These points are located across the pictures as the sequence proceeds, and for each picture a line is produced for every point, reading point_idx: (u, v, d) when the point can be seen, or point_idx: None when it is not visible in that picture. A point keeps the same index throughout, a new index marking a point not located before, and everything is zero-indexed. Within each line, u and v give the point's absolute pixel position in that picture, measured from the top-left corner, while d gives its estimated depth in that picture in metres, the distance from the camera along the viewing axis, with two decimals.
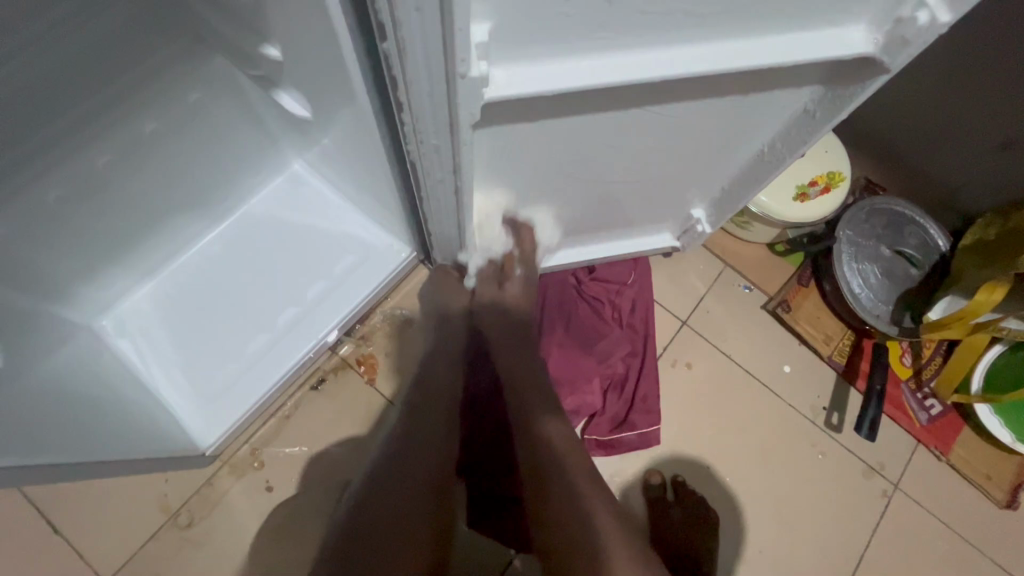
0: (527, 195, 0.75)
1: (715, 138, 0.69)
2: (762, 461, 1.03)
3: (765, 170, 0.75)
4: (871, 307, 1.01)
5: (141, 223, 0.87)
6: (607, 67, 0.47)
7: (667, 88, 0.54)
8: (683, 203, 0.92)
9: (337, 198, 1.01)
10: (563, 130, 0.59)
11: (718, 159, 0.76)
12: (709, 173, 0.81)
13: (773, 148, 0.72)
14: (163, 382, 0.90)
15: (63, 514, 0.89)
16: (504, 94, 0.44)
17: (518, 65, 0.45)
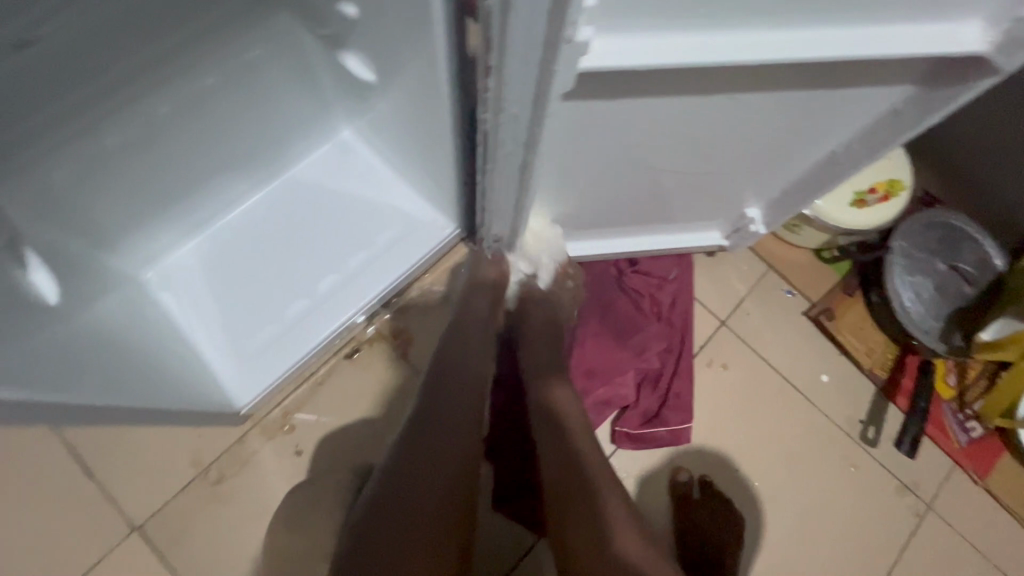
0: (588, 179, 0.73)
1: (790, 133, 0.67)
2: (793, 469, 1.01)
3: (837, 171, 0.73)
4: (920, 322, 0.99)
5: (192, 177, 0.87)
6: (710, 46, 0.45)
7: (760, 73, 0.53)
8: (739, 201, 0.89)
9: (383, 169, 1.00)
10: (643, 111, 0.57)
11: (787, 156, 0.74)
12: (774, 172, 0.78)
13: (849, 149, 0.69)
14: (201, 339, 0.90)
15: (96, 460, 0.91)
16: (604, 64, 0.43)
17: (619, 36, 0.43)
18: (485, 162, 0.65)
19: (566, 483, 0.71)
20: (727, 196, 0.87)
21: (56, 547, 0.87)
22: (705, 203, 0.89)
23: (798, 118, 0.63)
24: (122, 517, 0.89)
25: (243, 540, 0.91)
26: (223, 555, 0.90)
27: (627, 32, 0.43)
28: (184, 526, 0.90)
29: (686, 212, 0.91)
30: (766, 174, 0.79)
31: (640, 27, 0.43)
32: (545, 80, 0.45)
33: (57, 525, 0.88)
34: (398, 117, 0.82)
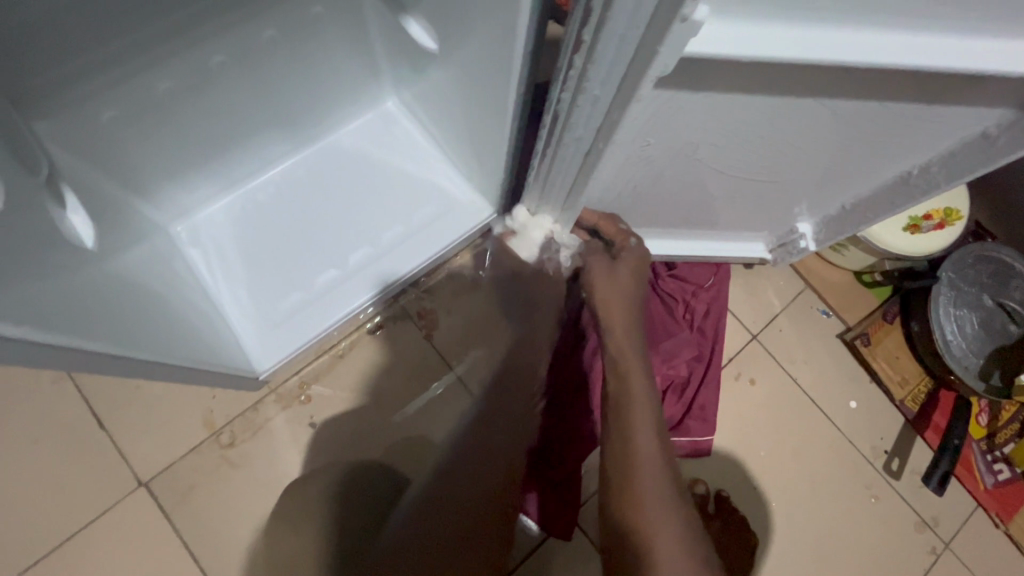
0: (647, 175, 0.71)
1: (866, 147, 0.64)
2: (812, 493, 0.99)
3: (908, 191, 0.70)
4: (960, 357, 0.95)
5: (234, 131, 0.85)
6: (821, 44, 0.42)
7: (858, 78, 0.50)
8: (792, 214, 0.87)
9: (425, 144, 0.97)
10: (726, 107, 0.54)
11: (855, 172, 0.71)
12: (837, 187, 0.75)
13: (927, 170, 0.66)
14: (227, 298, 0.88)
15: (109, 411, 0.89)
16: (713, 50, 0.40)
17: (729, 23, 0.41)
18: (548, 144, 0.63)
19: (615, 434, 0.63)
20: (780, 208, 0.84)
21: (61, 493, 0.86)
22: (756, 213, 0.86)
23: (879, 132, 0.60)
24: (131, 470, 0.88)
25: (249, 508, 0.89)
26: (227, 521, 0.88)
27: (739, 20, 0.41)
28: (191, 487, 0.88)
29: (735, 219, 0.89)
30: (827, 189, 0.76)
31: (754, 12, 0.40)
32: (642, 60, 0.42)
33: (65, 471, 0.86)
34: (454, 91, 0.80)
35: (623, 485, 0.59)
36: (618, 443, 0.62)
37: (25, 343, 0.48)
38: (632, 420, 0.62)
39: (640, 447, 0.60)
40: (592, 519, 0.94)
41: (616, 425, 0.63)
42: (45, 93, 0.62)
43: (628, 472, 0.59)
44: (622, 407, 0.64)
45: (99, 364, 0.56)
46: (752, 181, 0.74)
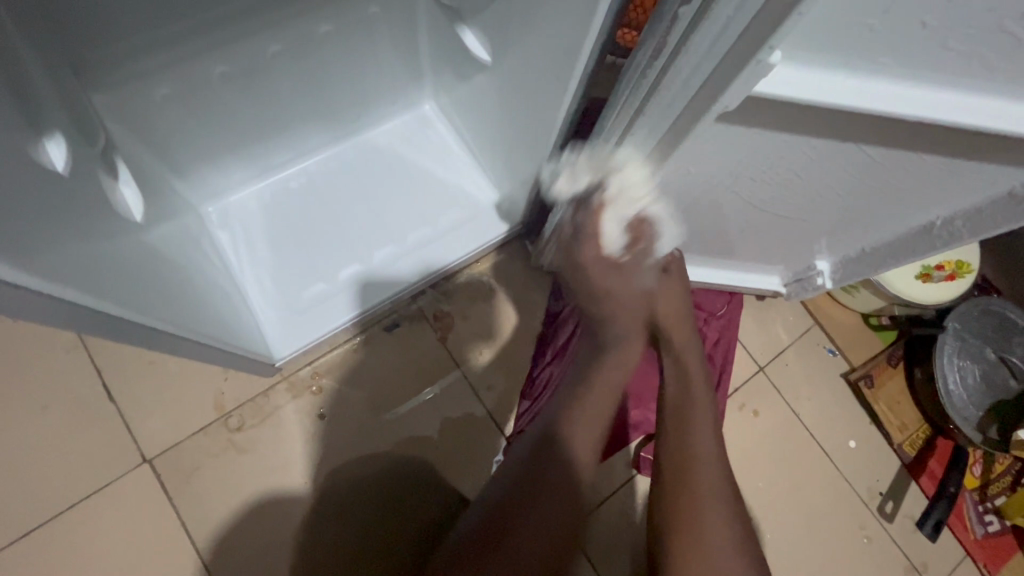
0: (680, 200, 0.73)
1: (895, 194, 0.66)
2: (806, 528, 1.00)
3: (931, 241, 0.71)
4: (962, 407, 0.97)
5: (280, 119, 0.86)
6: (877, 96, 0.45)
7: (904, 128, 0.52)
8: (812, 251, 0.88)
9: (460, 150, 0.99)
10: (770, 143, 0.57)
11: (880, 217, 0.73)
12: (859, 230, 0.77)
13: (950, 223, 0.67)
14: (251, 283, 0.89)
15: (123, 383, 0.90)
16: (777, 92, 0.44)
17: (791, 68, 0.45)
18: None
19: (672, 425, 0.66)
20: (802, 245, 0.86)
21: (67, 461, 0.86)
22: (776, 247, 0.88)
23: (912, 182, 0.63)
24: (138, 445, 0.88)
25: (252, 495, 0.88)
26: (228, 506, 0.87)
27: (801, 65, 0.45)
28: (195, 469, 0.88)
29: (755, 252, 0.91)
30: (850, 231, 0.78)
31: (823, 52, 0.44)
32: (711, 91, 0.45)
33: (74, 439, 0.87)
34: (498, 101, 0.83)
35: (677, 474, 0.62)
36: (673, 441, 0.65)
37: (74, 306, 0.48)
38: (689, 418, 0.66)
39: (698, 446, 0.64)
40: (590, 538, 0.93)
41: (674, 422, 0.66)
42: (113, 63, 0.64)
43: (685, 467, 0.62)
44: (681, 409, 0.67)
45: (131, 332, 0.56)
46: (779, 216, 0.76)
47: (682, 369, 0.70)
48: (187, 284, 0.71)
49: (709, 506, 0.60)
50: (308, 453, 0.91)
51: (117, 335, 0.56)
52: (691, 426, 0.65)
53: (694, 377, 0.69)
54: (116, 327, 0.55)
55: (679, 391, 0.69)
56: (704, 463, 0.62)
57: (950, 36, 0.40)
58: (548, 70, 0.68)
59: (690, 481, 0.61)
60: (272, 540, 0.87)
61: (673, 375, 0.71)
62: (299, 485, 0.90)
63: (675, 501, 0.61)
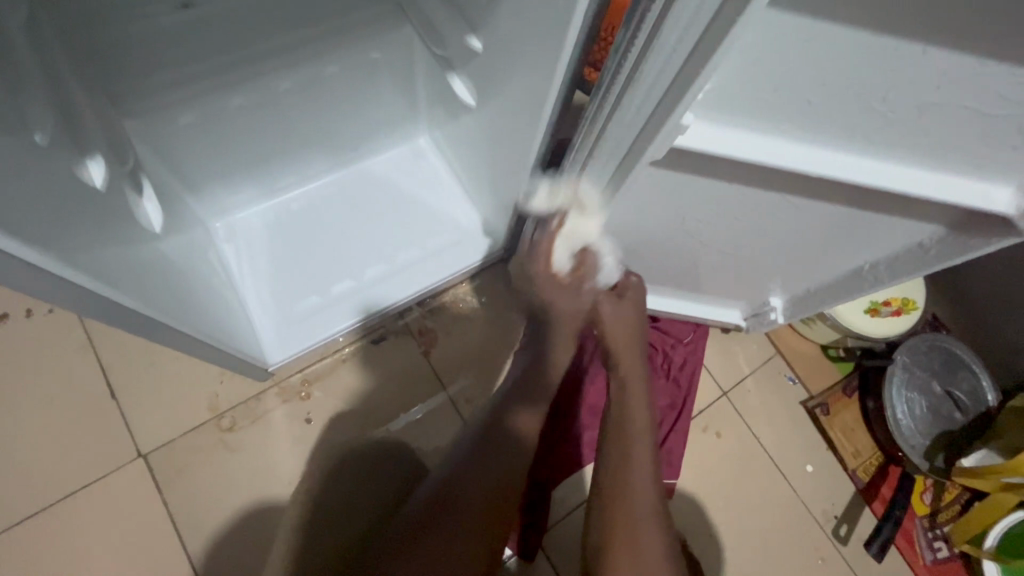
0: (641, 234, 0.82)
1: (825, 240, 0.74)
2: (763, 548, 1.05)
3: (859, 284, 0.80)
4: (909, 436, 1.04)
5: (287, 147, 0.96)
6: (786, 153, 0.54)
7: (817, 181, 0.61)
8: (765, 289, 0.96)
9: (450, 180, 1.09)
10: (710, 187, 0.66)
11: (818, 261, 0.81)
12: (801, 270, 0.86)
13: (876, 268, 0.76)
14: (250, 293, 0.97)
15: (125, 383, 0.97)
16: (694, 144, 0.52)
17: (709, 125, 0.53)
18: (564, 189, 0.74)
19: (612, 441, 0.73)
20: (754, 282, 0.95)
21: (68, 451, 0.92)
22: (732, 283, 0.96)
23: (837, 226, 0.71)
24: (134, 440, 0.94)
25: (239, 492, 0.94)
26: (213, 502, 0.93)
27: (717, 121, 0.53)
28: (185, 465, 0.94)
29: (713, 287, 0.99)
30: (796, 270, 0.86)
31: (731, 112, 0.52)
32: (647, 139, 0.55)
33: (77, 431, 0.93)
34: (483, 140, 0.93)
35: (612, 490, 0.68)
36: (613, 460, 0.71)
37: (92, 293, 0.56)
38: (629, 438, 0.72)
39: (635, 463, 0.70)
40: (556, 548, 0.98)
41: (616, 442, 0.72)
42: (141, 94, 0.73)
43: (620, 482, 0.68)
44: (623, 430, 0.73)
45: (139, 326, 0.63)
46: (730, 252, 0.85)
47: (625, 390, 0.77)
48: (191, 286, 0.79)
49: (641, 510, 0.66)
50: (293, 454, 0.97)
51: (125, 324, 0.63)
52: (631, 444, 0.72)
53: (632, 399, 0.76)
54: (129, 320, 0.63)
55: (621, 414, 0.75)
56: (638, 480, 0.68)
57: (835, 109, 0.49)
58: (523, 118, 0.78)
59: (625, 495, 0.67)
60: (254, 535, 0.92)
61: (616, 400, 0.77)
62: (281, 486, 0.95)
63: (612, 515, 0.66)
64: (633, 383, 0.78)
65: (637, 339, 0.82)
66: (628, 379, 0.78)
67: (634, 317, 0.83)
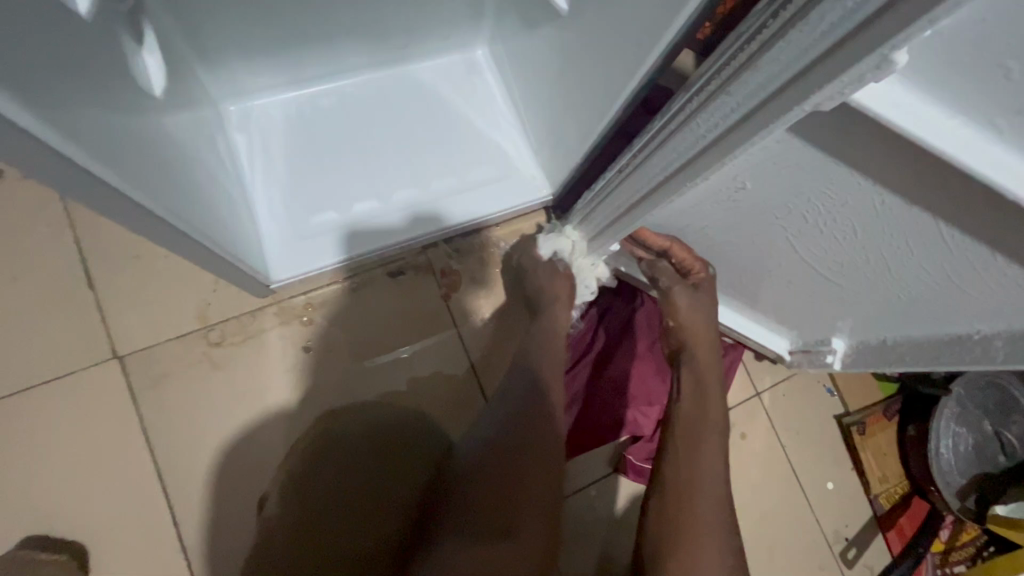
0: (720, 222, 0.69)
1: (945, 289, 0.57)
2: (768, 557, 0.99)
3: (961, 354, 0.64)
4: (946, 471, 0.96)
5: (324, 27, 0.80)
6: (988, 158, 0.38)
7: (1006, 217, 0.42)
8: (831, 325, 0.82)
9: (504, 105, 0.94)
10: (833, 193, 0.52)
11: (911, 314, 0.66)
12: (884, 317, 0.71)
13: (989, 341, 0.60)
14: (259, 196, 0.84)
15: (104, 273, 0.85)
16: (875, 108, 0.38)
17: (909, 93, 0.39)
18: (658, 132, 0.59)
19: (680, 437, 0.66)
20: (822, 313, 0.80)
21: (36, 337, 0.82)
22: (800, 308, 0.82)
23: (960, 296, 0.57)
24: (110, 339, 0.84)
25: (221, 413, 0.85)
26: (191, 422, 0.83)
27: (916, 92, 0.38)
28: (164, 375, 0.84)
29: (778, 308, 0.86)
30: (886, 312, 0.70)
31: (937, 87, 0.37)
32: (811, 80, 0.40)
33: (44, 318, 0.82)
34: (558, 60, 0.78)
35: (679, 491, 0.61)
36: (678, 460, 0.64)
37: (51, 157, 0.42)
38: (702, 438, 0.65)
39: (705, 467, 0.62)
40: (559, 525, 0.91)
41: (684, 441, 0.66)
42: None
43: (687, 486, 0.61)
44: (693, 426, 0.67)
45: (115, 209, 0.50)
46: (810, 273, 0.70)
47: (700, 390, 0.70)
48: (187, 173, 0.64)
49: (705, 525, 0.58)
50: (285, 382, 0.87)
51: (90, 200, 0.48)
52: (702, 446, 0.64)
53: (709, 398, 0.69)
54: (103, 201, 0.49)
55: (692, 412, 0.68)
56: (709, 484, 0.61)
57: None
58: (622, 37, 0.63)
59: (689, 501, 0.60)
60: (233, 460, 0.84)
61: (689, 396, 0.70)
62: (269, 413, 0.86)
63: (674, 519, 0.59)
64: (713, 382, 0.71)
65: (710, 335, 0.76)
66: (704, 376, 0.72)
67: (707, 313, 0.77)
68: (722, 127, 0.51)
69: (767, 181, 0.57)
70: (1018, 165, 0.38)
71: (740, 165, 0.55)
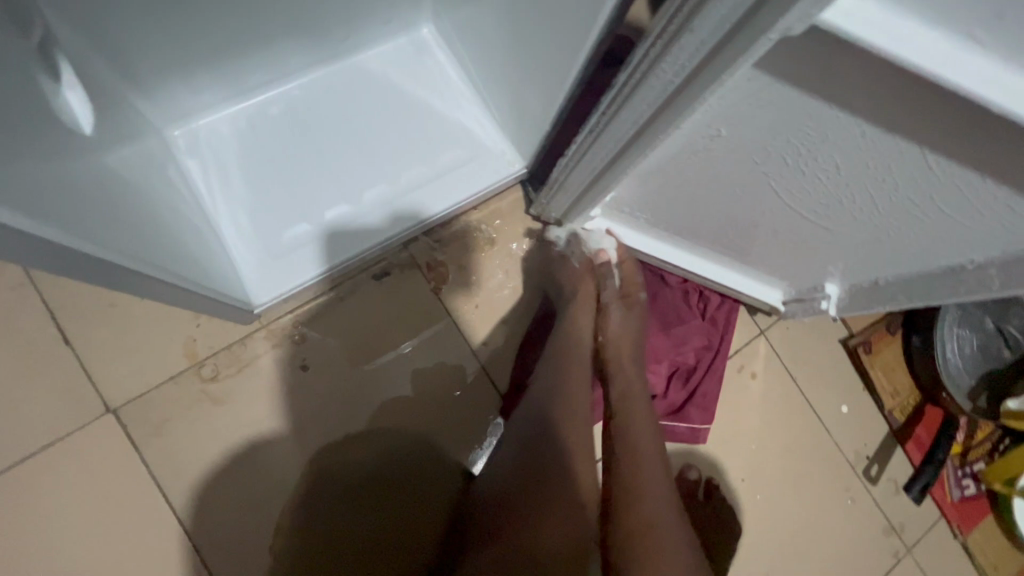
0: (700, 184, 0.67)
1: (939, 223, 0.56)
2: (794, 489, 1.01)
3: (954, 286, 0.65)
4: (955, 375, 0.97)
5: (258, 31, 0.75)
6: (971, 64, 0.36)
7: (991, 134, 0.41)
8: (823, 272, 0.80)
9: (461, 82, 0.90)
10: (814, 133, 0.50)
11: (903, 253, 0.66)
12: (874, 261, 0.70)
13: (982, 270, 0.60)
14: (224, 220, 0.80)
15: (79, 327, 0.82)
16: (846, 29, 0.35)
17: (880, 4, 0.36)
18: (625, 85, 0.56)
19: (619, 454, 0.71)
20: (813, 262, 0.78)
21: (20, 401, 0.78)
22: (790, 258, 0.80)
23: (954, 229, 0.56)
24: (98, 393, 0.81)
25: (231, 449, 0.83)
26: (201, 463, 0.82)
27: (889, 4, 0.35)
28: (163, 421, 0.81)
29: (768, 261, 0.84)
30: (876, 254, 0.69)
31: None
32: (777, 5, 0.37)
33: (25, 385, 0.79)
34: (510, 27, 0.74)
35: (633, 509, 0.65)
36: (626, 478, 0.68)
37: None
38: (640, 451, 0.71)
39: (649, 480, 0.68)
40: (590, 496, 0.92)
41: (625, 456, 0.70)
42: None
43: (639, 502, 0.66)
44: (630, 441, 0.72)
45: (61, 262, 0.47)
46: (800, 222, 0.68)
47: (630, 406, 0.76)
48: (137, 211, 0.60)
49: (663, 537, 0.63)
50: (289, 406, 0.85)
51: (37, 260, 0.45)
52: (642, 459, 0.70)
53: (636, 413, 0.75)
54: (48, 258, 0.46)
55: (626, 427, 0.73)
56: (656, 498, 0.66)
57: None
58: None
59: (643, 516, 0.64)
60: (251, 494, 0.82)
61: (621, 414, 0.75)
62: (279, 441, 0.84)
63: (634, 538, 0.63)
64: (640, 395, 0.77)
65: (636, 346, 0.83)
66: (630, 391, 0.77)
67: (635, 329, 0.85)
68: (691, 71, 0.48)
69: (741, 129, 0.54)
70: (999, 75, 0.36)
71: (711, 112, 0.52)
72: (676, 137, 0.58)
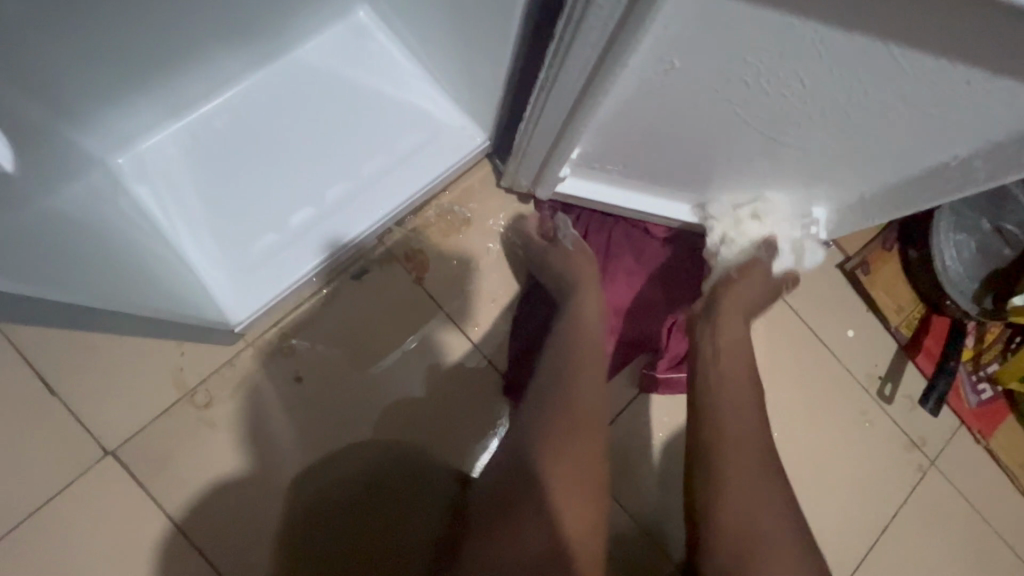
0: (664, 125, 0.64)
1: (915, 122, 0.54)
2: (810, 420, 1.00)
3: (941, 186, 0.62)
4: (957, 282, 0.95)
5: (182, 41, 0.71)
6: None
7: (953, 13, 0.38)
8: (807, 196, 0.78)
9: (407, 62, 0.86)
10: (769, 47, 0.47)
11: (884, 161, 0.63)
12: (857, 175, 0.68)
13: (968, 164, 0.58)
14: (188, 243, 0.77)
15: (62, 374, 0.80)
16: None
17: None
18: (566, 32, 0.53)
19: (707, 403, 0.68)
20: (795, 187, 0.76)
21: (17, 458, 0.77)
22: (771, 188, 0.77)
23: (933, 125, 0.54)
24: (95, 437, 0.79)
25: (239, 470, 0.82)
26: (211, 489, 0.81)
27: None
28: (165, 454, 0.80)
29: (750, 195, 0.81)
30: (858, 167, 0.66)
31: None
32: None
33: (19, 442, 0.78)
34: None
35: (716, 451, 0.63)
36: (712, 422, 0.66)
37: None
38: (731, 398, 0.67)
39: (737, 427, 0.65)
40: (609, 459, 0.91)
41: (707, 403, 0.68)
42: None
43: (724, 447, 0.64)
44: (717, 390, 0.69)
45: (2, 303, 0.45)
46: (775, 148, 0.65)
47: (718, 355, 0.72)
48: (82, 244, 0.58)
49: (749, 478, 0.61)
50: (289, 419, 0.84)
51: None
52: (729, 406, 0.67)
53: (726, 361, 0.72)
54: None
55: (716, 375, 0.70)
56: (742, 439, 0.64)
57: None
58: None
59: (727, 459, 0.62)
60: (268, 511, 0.82)
61: (707, 365, 0.72)
62: (286, 454, 0.83)
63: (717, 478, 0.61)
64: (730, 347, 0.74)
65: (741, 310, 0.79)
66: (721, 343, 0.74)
67: (750, 295, 0.80)
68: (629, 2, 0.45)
69: (695, 58, 0.51)
70: None
71: (659, 45, 0.49)
72: (628, 78, 0.54)
